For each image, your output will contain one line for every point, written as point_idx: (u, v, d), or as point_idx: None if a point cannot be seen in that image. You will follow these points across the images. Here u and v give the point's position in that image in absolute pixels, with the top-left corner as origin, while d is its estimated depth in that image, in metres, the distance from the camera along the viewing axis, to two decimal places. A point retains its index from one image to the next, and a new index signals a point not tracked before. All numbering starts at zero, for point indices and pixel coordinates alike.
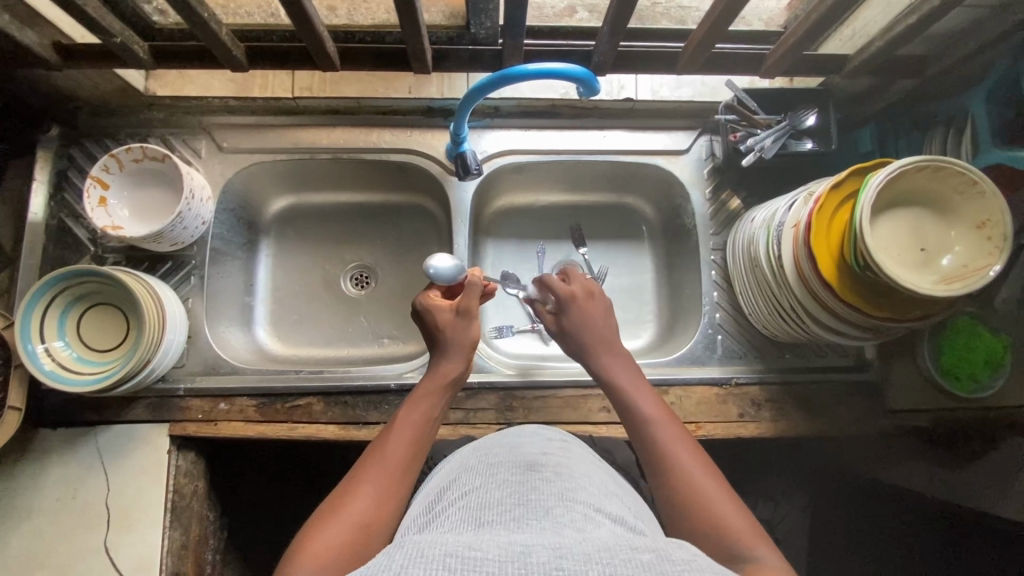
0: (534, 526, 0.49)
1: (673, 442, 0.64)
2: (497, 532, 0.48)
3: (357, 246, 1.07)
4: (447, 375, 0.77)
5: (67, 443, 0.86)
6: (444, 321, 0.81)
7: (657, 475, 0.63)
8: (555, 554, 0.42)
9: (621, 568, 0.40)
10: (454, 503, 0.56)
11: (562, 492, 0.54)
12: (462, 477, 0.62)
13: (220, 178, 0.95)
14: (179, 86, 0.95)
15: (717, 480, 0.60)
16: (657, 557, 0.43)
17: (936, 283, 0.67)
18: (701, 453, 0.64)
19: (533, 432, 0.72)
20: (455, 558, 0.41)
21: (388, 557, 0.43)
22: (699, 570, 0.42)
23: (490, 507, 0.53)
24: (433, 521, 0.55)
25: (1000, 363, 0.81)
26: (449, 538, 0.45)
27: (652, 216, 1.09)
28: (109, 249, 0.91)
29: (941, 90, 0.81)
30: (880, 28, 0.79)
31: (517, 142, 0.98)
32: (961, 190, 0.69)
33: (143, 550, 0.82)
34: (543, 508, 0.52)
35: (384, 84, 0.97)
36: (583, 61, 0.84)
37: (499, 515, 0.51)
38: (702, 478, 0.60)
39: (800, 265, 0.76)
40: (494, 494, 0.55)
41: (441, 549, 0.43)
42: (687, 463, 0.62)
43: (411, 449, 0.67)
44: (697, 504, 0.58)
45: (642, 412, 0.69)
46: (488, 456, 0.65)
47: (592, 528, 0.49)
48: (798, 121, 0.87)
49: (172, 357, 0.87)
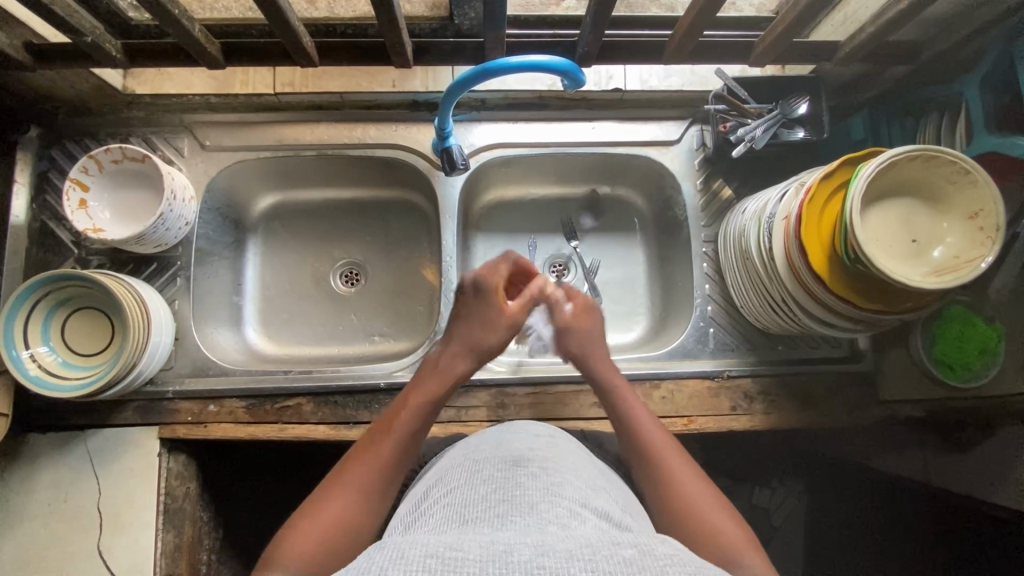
0: (518, 522, 0.49)
1: (670, 461, 0.64)
2: (480, 531, 0.48)
3: (346, 243, 1.06)
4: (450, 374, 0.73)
5: (56, 449, 0.85)
6: (489, 314, 0.76)
7: (651, 491, 0.62)
8: (538, 552, 0.41)
9: (602, 564, 0.40)
10: (440, 500, 0.56)
11: (547, 487, 0.54)
12: (448, 475, 0.61)
13: (203, 177, 0.94)
14: (158, 83, 0.93)
15: (713, 498, 0.59)
16: (640, 552, 0.42)
17: (927, 275, 0.67)
18: (698, 471, 0.63)
19: (522, 428, 0.71)
20: (435, 559, 0.41)
21: (368, 560, 0.42)
22: (681, 565, 0.41)
23: (474, 506, 0.52)
24: (418, 520, 0.54)
25: (996, 350, 0.79)
26: (431, 538, 0.45)
27: (644, 207, 1.07)
28: (92, 251, 0.90)
29: (935, 76, 0.79)
30: (871, 15, 0.78)
31: (504, 135, 0.97)
32: (953, 180, 0.68)
33: (136, 554, 0.82)
34: (528, 503, 0.51)
35: (366, 79, 0.96)
36: (568, 53, 0.82)
37: (483, 513, 0.51)
38: (696, 498, 0.59)
39: (790, 256, 0.75)
40: (478, 490, 0.55)
41: (422, 550, 0.42)
42: (683, 481, 0.61)
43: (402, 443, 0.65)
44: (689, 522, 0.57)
45: (636, 420, 0.69)
46: (474, 452, 0.64)
47: (577, 524, 0.49)
48: (790, 110, 0.85)
49: (160, 360, 0.86)
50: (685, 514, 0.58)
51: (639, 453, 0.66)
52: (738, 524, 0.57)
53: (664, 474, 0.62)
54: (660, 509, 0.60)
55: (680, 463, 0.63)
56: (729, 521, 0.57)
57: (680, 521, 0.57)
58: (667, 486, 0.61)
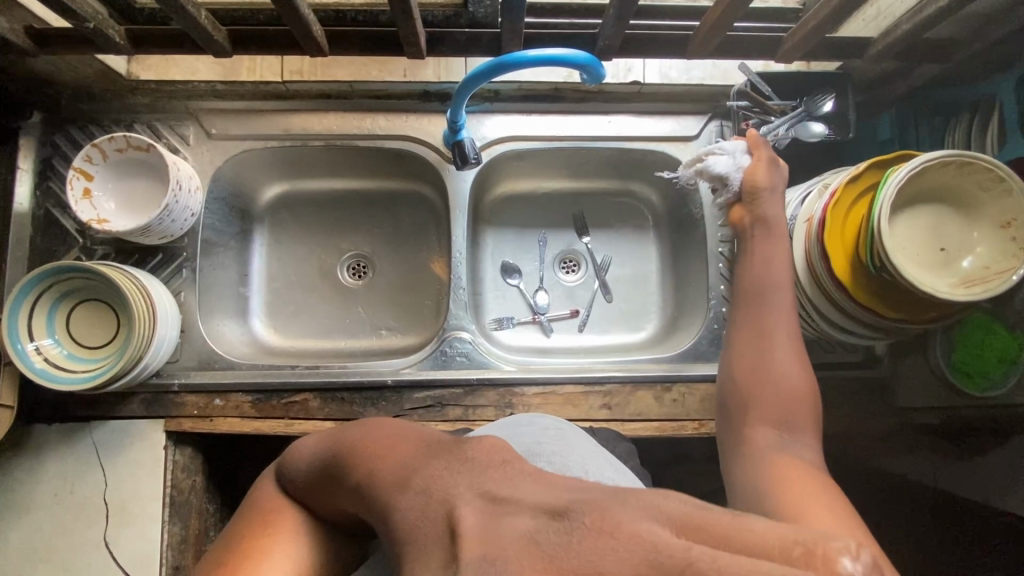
0: None
1: (772, 315, 0.67)
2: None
3: (353, 235, 1.04)
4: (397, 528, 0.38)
5: (62, 440, 0.85)
6: None
7: (742, 339, 0.67)
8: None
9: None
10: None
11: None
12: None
13: (209, 166, 0.92)
14: (164, 69, 0.89)
15: (794, 366, 0.64)
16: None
17: (954, 286, 0.64)
18: (793, 335, 0.66)
19: (530, 421, 0.70)
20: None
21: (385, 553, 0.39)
22: None
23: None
24: None
25: (1015, 359, 0.77)
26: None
27: (657, 204, 1.05)
28: (97, 241, 0.89)
29: (972, 75, 0.76)
30: (907, 10, 0.74)
31: (517, 128, 0.94)
32: (987, 189, 0.65)
33: (144, 546, 0.83)
34: None
35: (377, 67, 0.91)
36: (587, 46, 0.79)
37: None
38: (781, 360, 0.63)
39: (812, 261, 0.73)
40: None
41: None
42: (774, 343, 0.65)
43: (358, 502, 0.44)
44: (761, 383, 0.63)
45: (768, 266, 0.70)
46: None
47: None
48: (814, 106, 0.81)
49: (166, 352, 0.85)
50: (762, 374, 0.63)
51: (751, 295, 0.69)
52: (809, 394, 0.62)
53: (762, 325, 0.67)
54: (743, 358, 0.65)
55: (782, 321, 0.66)
56: (800, 392, 0.62)
57: (754, 379, 0.63)
58: (760, 340, 0.66)
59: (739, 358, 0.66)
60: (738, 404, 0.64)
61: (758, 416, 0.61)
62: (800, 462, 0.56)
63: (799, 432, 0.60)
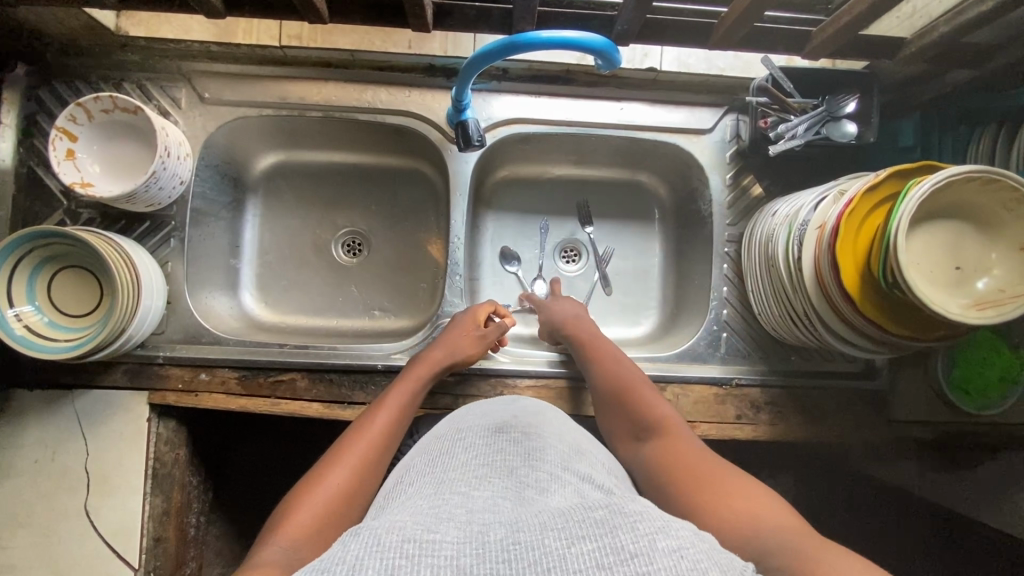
0: (494, 486, 0.44)
1: (614, 364, 0.74)
2: (457, 490, 0.43)
3: (349, 210, 1.01)
4: (456, 346, 0.78)
5: (41, 407, 0.83)
6: (482, 313, 0.83)
7: (603, 384, 0.72)
8: (512, 527, 0.37)
9: (574, 529, 0.36)
10: (417, 469, 0.50)
11: (529, 454, 0.49)
12: (427, 444, 0.55)
13: (201, 132, 0.88)
14: (154, 26, 0.85)
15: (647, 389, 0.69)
16: (610, 509, 0.38)
17: (967, 307, 0.62)
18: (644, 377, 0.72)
19: (516, 401, 0.66)
20: (413, 543, 0.35)
21: (343, 548, 0.36)
22: (650, 520, 0.36)
23: (453, 471, 0.47)
24: (396, 491, 0.48)
25: (1015, 379, 0.78)
26: (407, 517, 0.39)
27: (665, 197, 1.01)
28: (82, 204, 0.85)
29: (1005, 83, 0.72)
30: (946, 11, 0.71)
31: (528, 110, 0.90)
32: (1011, 208, 0.62)
33: (123, 517, 0.81)
34: (507, 470, 0.46)
35: (381, 37, 0.87)
36: (605, 29, 0.74)
37: (458, 476, 0.46)
38: (631, 386, 0.69)
39: (820, 269, 0.70)
40: (458, 459, 0.49)
41: (400, 534, 0.36)
42: (625, 375, 0.72)
43: (391, 425, 0.64)
44: (624, 404, 0.67)
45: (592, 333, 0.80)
46: (458, 422, 0.59)
47: (556, 490, 0.44)
48: (837, 107, 0.78)
49: (150, 324, 0.83)
50: (620, 398, 0.68)
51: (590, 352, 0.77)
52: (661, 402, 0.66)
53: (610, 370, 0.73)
54: (603, 394, 0.71)
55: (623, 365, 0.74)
56: (651, 402, 0.66)
57: (618, 405, 0.68)
58: (612, 377, 0.72)
59: (602, 394, 0.71)
60: (615, 427, 0.67)
61: (626, 430, 0.64)
62: (670, 438, 0.59)
63: (654, 429, 0.62)
